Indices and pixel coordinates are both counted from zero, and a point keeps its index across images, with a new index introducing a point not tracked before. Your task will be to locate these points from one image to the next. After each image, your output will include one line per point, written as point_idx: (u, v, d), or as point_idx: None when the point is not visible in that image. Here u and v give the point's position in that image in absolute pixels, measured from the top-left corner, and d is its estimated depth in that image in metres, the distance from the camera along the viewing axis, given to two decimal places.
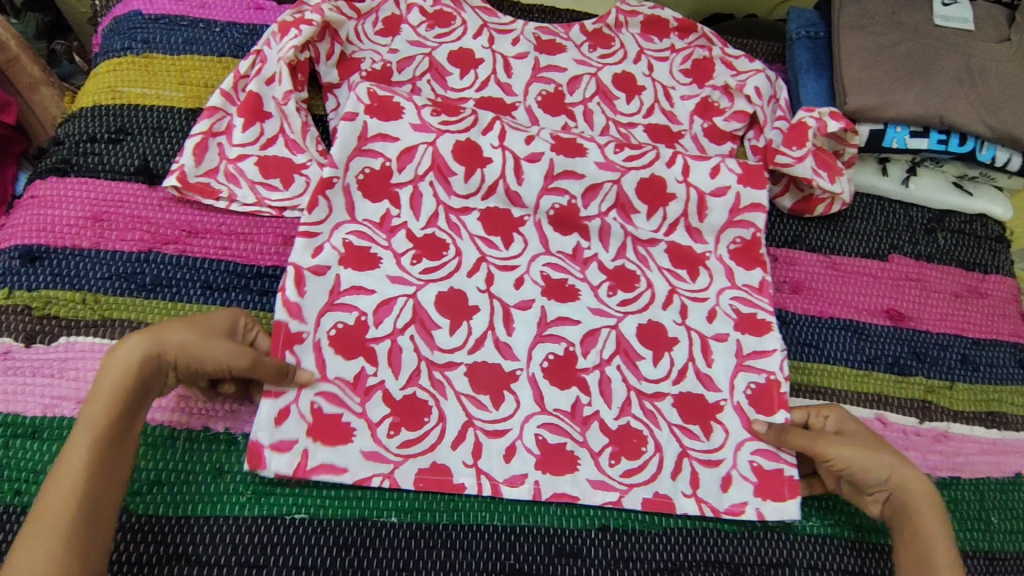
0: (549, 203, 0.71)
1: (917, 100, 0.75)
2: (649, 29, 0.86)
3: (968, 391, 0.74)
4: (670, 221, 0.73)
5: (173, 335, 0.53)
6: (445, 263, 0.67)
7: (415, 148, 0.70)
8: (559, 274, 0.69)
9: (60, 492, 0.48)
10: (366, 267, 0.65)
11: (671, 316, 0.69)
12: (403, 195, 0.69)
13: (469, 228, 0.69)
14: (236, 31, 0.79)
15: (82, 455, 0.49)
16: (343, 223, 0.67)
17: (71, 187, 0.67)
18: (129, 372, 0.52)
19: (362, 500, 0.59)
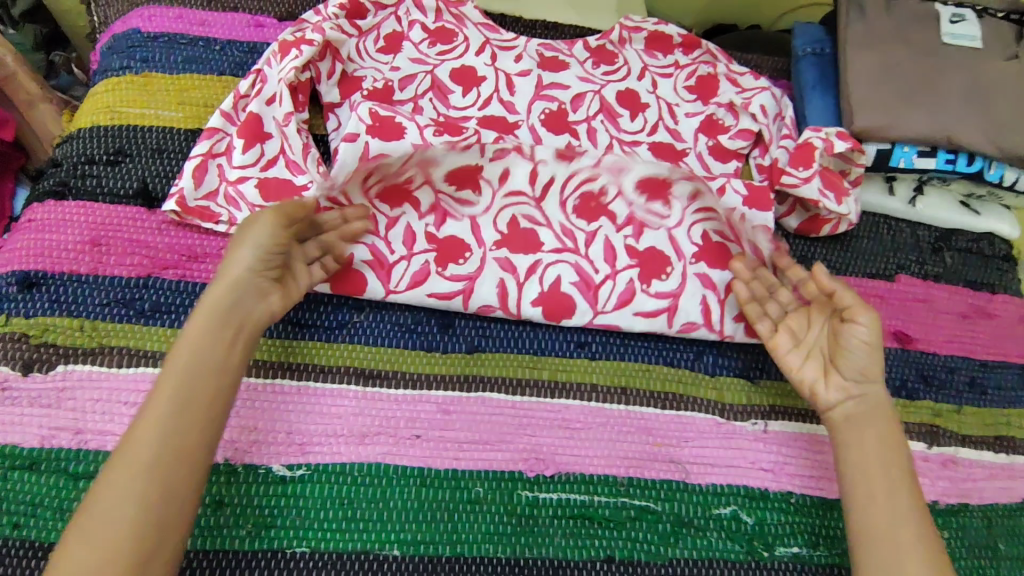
0: (555, 204, 0.72)
1: (923, 120, 0.74)
2: (653, 44, 0.85)
3: (976, 415, 0.73)
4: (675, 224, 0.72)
5: (240, 258, 0.58)
6: (468, 258, 0.68)
7: (415, 159, 0.68)
8: (570, 282, 0.69)
9: (154, 414, 0.51)
10: (381, 268, 0.67)
11: (680, 309, 0.70)
12: (416, 199, 0.70)
13: (481, 231, 0.70)
14: (235, 49, 0.78)
15: (174, 373, 0.53)
16: (361, 229, 0.68)
17: (68, 211, 0.66)
18: (207, 301, 0.57)
19: (365, 532, 0.58)
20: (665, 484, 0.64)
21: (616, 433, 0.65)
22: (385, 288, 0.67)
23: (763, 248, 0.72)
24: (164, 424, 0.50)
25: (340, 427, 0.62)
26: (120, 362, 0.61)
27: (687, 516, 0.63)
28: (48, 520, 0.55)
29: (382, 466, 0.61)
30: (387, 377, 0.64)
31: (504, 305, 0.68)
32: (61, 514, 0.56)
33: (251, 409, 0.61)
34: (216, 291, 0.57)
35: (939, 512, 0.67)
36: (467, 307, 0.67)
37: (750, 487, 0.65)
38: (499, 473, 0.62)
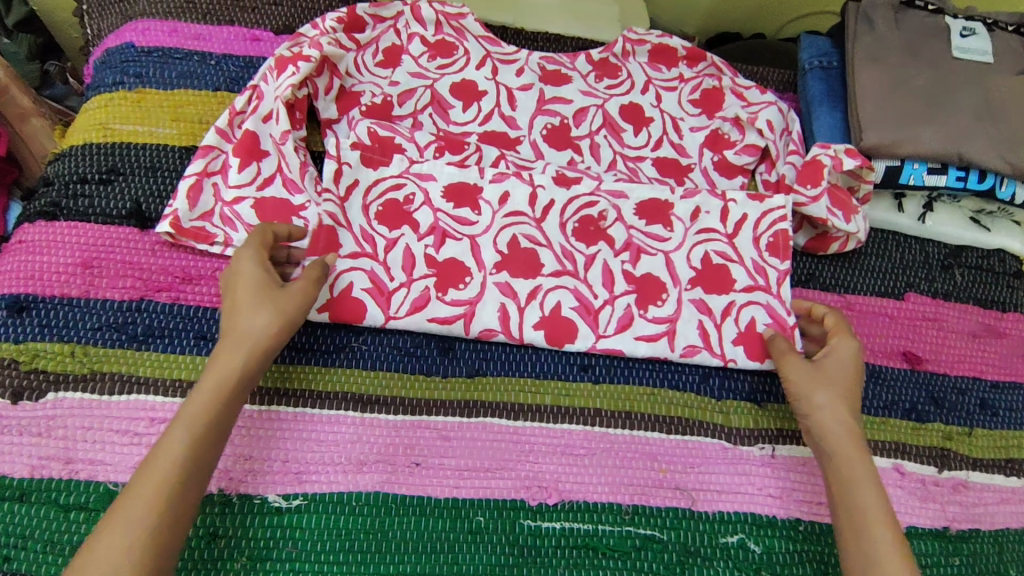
0: (554, 226, 0.70)
1: (935, 136, 0.73)
2: (657, 57, 0.83)
3: (987, 437, 0.72)
4: (674, 248, 0.71)
5: (259, 319, 0.57)
6: (467, 283, 0.67)
7: (413, 177, 0.70)
8: (570, 305, 0.68)
9: (156, 480, 0.49)
10: (380, 295, 0.65)
11: (679, 333, 0.68)
12: (416, 220, 0.68)
13: (480, 252, 0.68)
14: (231, 64, 0.76)
15: (181, 436, 0.51)
16: (359, 253, 0.66)
17: (59, 232, 0.65)
18: (229, 364, 0.55)
19: (362, 565, 0.57)
20: (671, 512, 0.62)
21: (619, 460, 0.64)
22: (385, 314, 0.65)
23: (767, 268, 0.71)
24: (172, 497, 0.49)
25: (337, 455, 0.60)
26: (112, 390, 0.59)
27: (692, 545, 0.61)
28: (37, 554, 0.54)
29: (380, 495, 0.59)
30: (387, 404, 0.63)
31: (505, 329, 0.66)
32: (50, 547, 0.54)
33: (246, 437, 0.60)
34: (232, 352, 0.55)
35: (951, 538, 0.66)
36: (468, 332, 0.66)
37: (757, 514, 0.63)
38: (500, 501, 0.61)
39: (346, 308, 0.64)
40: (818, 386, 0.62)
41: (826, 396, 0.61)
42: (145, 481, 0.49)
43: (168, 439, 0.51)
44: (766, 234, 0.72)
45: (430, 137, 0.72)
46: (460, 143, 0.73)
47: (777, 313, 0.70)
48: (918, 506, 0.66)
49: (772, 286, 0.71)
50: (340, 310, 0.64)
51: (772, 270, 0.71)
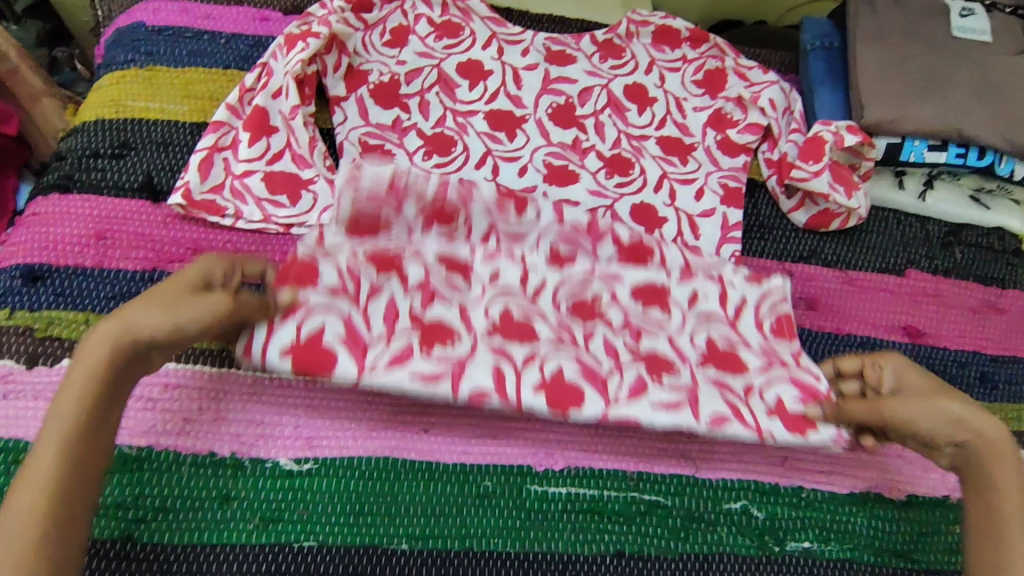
0: (549, 302, 0.65)
1: (934, 113, 0.74)
2: (660, 38, 0.84)
3: (987, 410, 0.72)
4: (676, 330, 0.66)
5: (142, 316, 0.49)
6: (458, 345, 0.60)
7: (404, 236, 0.65)
8: (572, 374, 0.61)
9: (31, 487, 0.45)
10: (356, 346, 0.58)
11: (700, 401, 0.61)
12: (406, 272, 0.63)
13: (472, 317, 0.62)
14: (241, 43, 0.77)
15: (50, 444, 0.46)
16: (338, 292, 0.60)
17: (73, 204, 0.66)
18: (105, 360, 0.48)
19: (373, 527, 0.58)
20: (675, 478, 0.63)
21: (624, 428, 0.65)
22: (359, 366, 0.57)
23: (777, 350, 0.67)
24: (50, 508, 0.45)
25: (348, 421, 0.61)
26: None
27: (697, 510, 0.62)
28: None
29: (390, 459, 0.60)
30: None
31: (500, 390, 0.58)
32: None
33: (258, 403, 0.61)
34: (103, 349, 0.48)
35: (952, 507, 0.66)
36: (456, 395, 0.57)
37: (761, 482, 0.64)
38: (508, 467, 0.62)
39: (314, 356, 0.56)
40: (948, 399, 0.56)
41: (962, 406, 0.56)
42: (19, 491, 0.45)
43: (40, 448, 0.46)
44: (767, 317, 0.68)
45: (417, 208, 0.65)
46: (448, 145, 0.74)
47: (807, 386, 0.64)
48: (919, 476, 0.67)
49: (790, 362, 0.66)
50: (309, 358, 0.56)
51: (783, 349, 0.67)
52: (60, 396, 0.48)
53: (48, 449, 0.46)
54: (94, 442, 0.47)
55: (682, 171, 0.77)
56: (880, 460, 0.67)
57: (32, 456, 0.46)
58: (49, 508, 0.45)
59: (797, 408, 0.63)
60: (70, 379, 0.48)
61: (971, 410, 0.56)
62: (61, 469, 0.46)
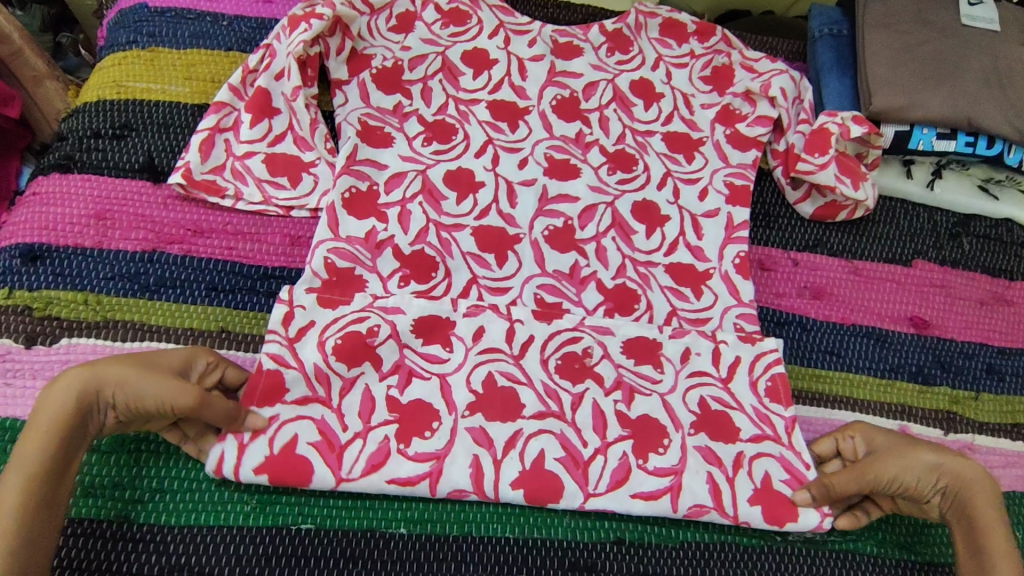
0: (535, 362, 0.62)
1: (943, 101, 0.73)
2: (667, 31, 0.83)
3: (993, 402, 0.71)
4: (668, 390, 0.63)
5: (113, 371, 0.50)
6: (436, 434, 0.58)
7: (378, 311, 0.62)
8: (553, 462, 0.59)
9: None
10: (330, 451, 0.57)
11: (684, 489, 0.59)
12: (380, 355, 0.61)
13: (451, 393, 0.60)
14: (243, 25, 0.77)
15: (9, 492, 0.46)
16: (310, 398, 0.58)
17: (73, 184, 0.66)
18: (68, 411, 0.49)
19: (370, 511, 0.57)
20: None
21: None
22: (336, 475, 0.56)
23: (771, 416, 0.63)
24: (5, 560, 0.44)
25: None
26: (125, 336, 0.60)
27: None
28: None
29: None
30: None
31: (478, 488, 0.57)
32: None
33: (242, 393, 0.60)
34: (71, 399, 0.49)
35: None
36: (434, 494, 0.57)
37: None
38: None
39: (289, 468, 0.56)
40: (920, 452, 0.58)
41: (935, 454, 0.58)
42: None
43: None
44: (763, 378, 0.65)
45: (394, 265, 0.65)
46: (449, 133, 0.73)
47: (793, 467, 0.62)
48: None
49: (782, 435, 0.63)
50: (279, 470, 0.55)
51: (777, 418, 0.63)
52: (21, 445, 0.48)
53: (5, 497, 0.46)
54: (42, 494, 0.47)
55: (687, 170, 0.75)
56: None
57: None
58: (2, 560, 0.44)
59: (781, 488, 0.61)
60: (32, 428, 0.48)
61: (945, 455, 0.58)
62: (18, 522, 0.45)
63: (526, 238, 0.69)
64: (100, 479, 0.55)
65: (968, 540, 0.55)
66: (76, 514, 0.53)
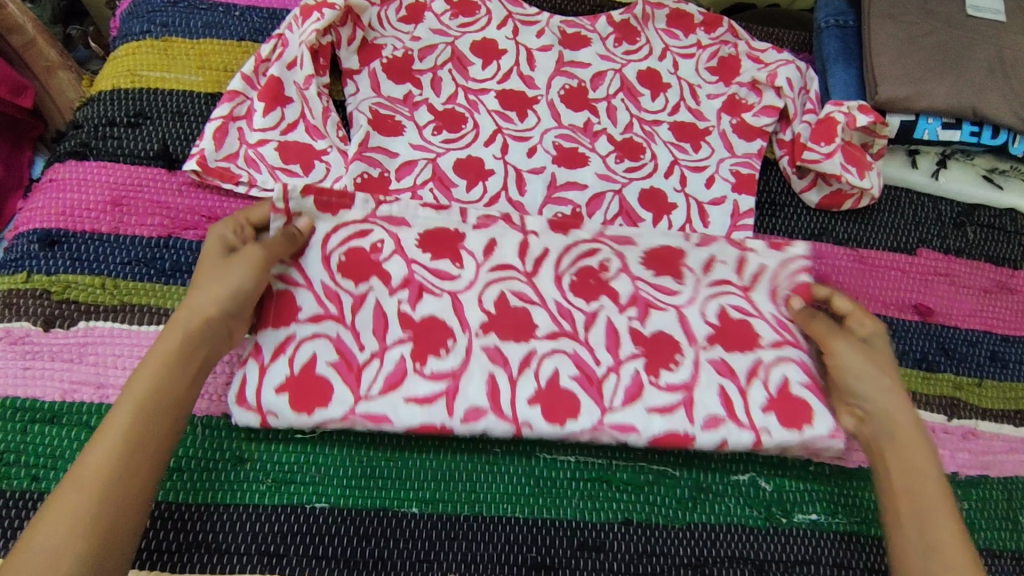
0: (548, 280, 0.64)
1: (948, 91, 0.74)
2: (674, 23, 0.84)
3: (997, 389, 0.72)
4: (685, 302, 0.65)
5: (200, 295, 0.55)
6: (451, 351, 0.60)
7: (381, 222, 0.64)
8: (568, 381, 0.60)
9: (104, 447, 0.47)
10: (349, 371, 0.59)
11: (696, 403, 0.61)
12: (387, 271, 0.63)
13: (464, 312, 0.62)
14: (255, 15, 0.78)
15: (124, 409, 0.49)
16: (322, 316, 0.60)
17: (89, 171, 0.67)
18: (173, 337, 0.53)
19: (383, 490, 0.58)
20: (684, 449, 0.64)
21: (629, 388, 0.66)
22: (354, 394, 0.58)
23: (790, 323, 0.66)
24: (123, 467, 0.47)
25: None
26: (141, 320, 0.61)
27: (705, 481, 0.63)
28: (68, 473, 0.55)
29: None
30: None
31: (495, 404, 0.59)
32: None
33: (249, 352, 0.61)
34: (177, 329, 0.53)
35: (958, 483, 0.66)
36: (452, 414, 0.58)
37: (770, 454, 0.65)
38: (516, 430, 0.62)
39: (309, 388, 0.58)
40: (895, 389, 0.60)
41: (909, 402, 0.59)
42: (93, 452, 0.47)
43: (113, 413, 0.49)
44: (785, 288, 0.67)
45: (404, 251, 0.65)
46: (458, 122, 0.74)
47: (810, 370, 0.63)
48: None
49: (800, 342, 0.65)
50: (303, 392, 0.58)
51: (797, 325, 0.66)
52: (138, 371, 0.51)
53: (120, 415, 0.49)
54: (154, 410, 0.50)
55: (694, 158, 0.76)
56: None
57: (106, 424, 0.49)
58: (118, 466, 0.47)
59: (800, 393, 0.62)
60: (148, 358, 0.52)
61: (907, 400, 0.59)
62: (132, 433, 0.48)
63: None
64: None
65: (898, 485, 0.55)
66: None
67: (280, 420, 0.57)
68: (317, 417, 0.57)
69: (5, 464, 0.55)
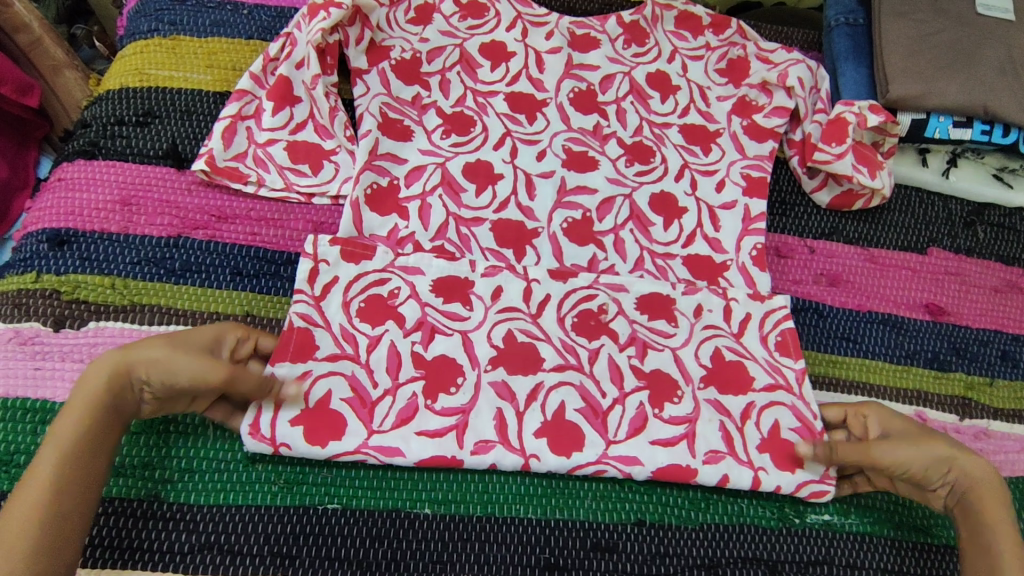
0: (552, 321, 0.64)
1: (960, 89, 0.74)
2: (683, 24, 0.84)
3: (1009, 388, 0.72)
4: (681, 344, 0.65)
5: (143, 350, 0.51)
6: (461, 390, 0.60)
7: (398, 272, 0.64)
8: (574, 415, 0.61)
9: (25, 502, 0.46)
10: (361, 407, 0.59)
11: (699, 436, 0.61)
12: (402, 314, 0.62)
13: (474, 347, 0.62)
14: (263, 14, 0.77)
15: (45, 462, 0.48)
16: (339, 355, 0.60)
17: (98, 170, 0.67)
18: (99, 377, 0.50)
19: (395, 491, 0.58)
20: None
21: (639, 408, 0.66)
22: (366, 428, 0.58)
23: (782, 367, 0.66)
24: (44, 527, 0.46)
25: None
26: (152, 320, 0.61)
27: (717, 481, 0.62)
28: None
29: None
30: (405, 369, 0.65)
31: (504, 439, 0.59)
32: None
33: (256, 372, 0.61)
34: (102, 373, 0.50)
35: None
36: (461, 447, 0.58)
37: None
38: None
39: (322, 422, 0.58)
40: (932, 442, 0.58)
41: (948, 446, 0.58)
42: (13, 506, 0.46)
43: (36, 465, 0.48)
44: (773, 333, 0.67)
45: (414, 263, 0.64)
46: (467, 124, 0.73)
47: (803, 416, 0.64)
48: None
49: (793, 385, 0.65)
50: (315, 425, 0.57)
51: (788, 368, 0.66)
52: (61, 418, 0.49)
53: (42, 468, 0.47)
54: (74, 468, 0.48)
55: (704, 161, 0.76)
56: None
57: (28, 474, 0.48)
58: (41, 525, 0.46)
59: (790, 436, 0.63)
60: (72, 404, 0.50)
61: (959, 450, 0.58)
62: (54, 492, 0.47)
63: (544, 231, 0.70)
64: (131, 458, 0.56)
65: (978, 538, 0.55)
66: (108, 493, 0.55)
67: (292, 451, 0.57)
68: (329, 449, 0.57)
69: (15, 465, 0.55)
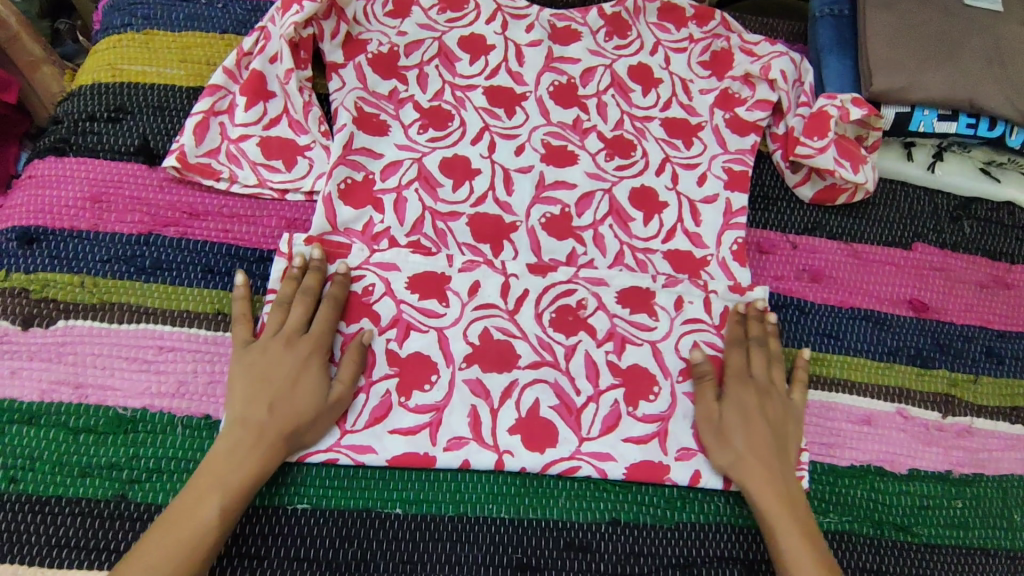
0: (530, 317, 0.64)
1: (943, 81, 0.73)
2: (666, 16, 0.82)
3: (993, 384, 0.71)
4: (661, 337, 0.65)
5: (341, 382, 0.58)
6: (434, 387, 0.60)
7: (374, 268, 0.63)
8: (547, 412, 0.61)
9: (197, 527, 0.51)
10: None
11: (670, 434, 0.62)
12: (377, 312, 0.62)
13: (449, 344, 0.62)
14: (238, 7, 0.76)
15: (212, 497, 0.52)
16: None
17: (69, 167, 0.66)
18: (272, 420, 0.55)
19: (366, 490, 0.58)
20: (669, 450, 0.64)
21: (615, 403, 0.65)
22: (342, 428, 0.58)
23: None
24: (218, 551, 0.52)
25: None
26: (120, 319, 0.60)
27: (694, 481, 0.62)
28: (47, 474, 0.55)
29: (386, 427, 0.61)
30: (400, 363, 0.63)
31: (477, 436, 0.59)
32: (59, 468, 0.55)
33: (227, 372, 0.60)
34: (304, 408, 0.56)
35: (953, 482, 0.66)
36: (434, 444, 0.59)
37: None
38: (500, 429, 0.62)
39: None
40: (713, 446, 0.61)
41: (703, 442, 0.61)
42: (174, 533, 0.50)
43: (200, 498, 0.51)
44: None
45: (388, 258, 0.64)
46: (445, 119, 0.72)
47: None
48: (920, 450, 0.66)
49: None
50: None
51: None
52: (221, 460, 0.53)
53: (208, 504, 0.51)
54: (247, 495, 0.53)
55: (685, 155, 0.75)
56: (880, 432, 0.66)
57: (189, 505, 0.51)
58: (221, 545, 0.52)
59: None
60: (243, 443, 0.54)
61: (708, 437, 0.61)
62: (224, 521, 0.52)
63: (522, 225, 0.69)
64: (95, 459, 0.56)
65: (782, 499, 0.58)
66: (76, 493, 0.55)
67: None
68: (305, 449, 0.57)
69: None
